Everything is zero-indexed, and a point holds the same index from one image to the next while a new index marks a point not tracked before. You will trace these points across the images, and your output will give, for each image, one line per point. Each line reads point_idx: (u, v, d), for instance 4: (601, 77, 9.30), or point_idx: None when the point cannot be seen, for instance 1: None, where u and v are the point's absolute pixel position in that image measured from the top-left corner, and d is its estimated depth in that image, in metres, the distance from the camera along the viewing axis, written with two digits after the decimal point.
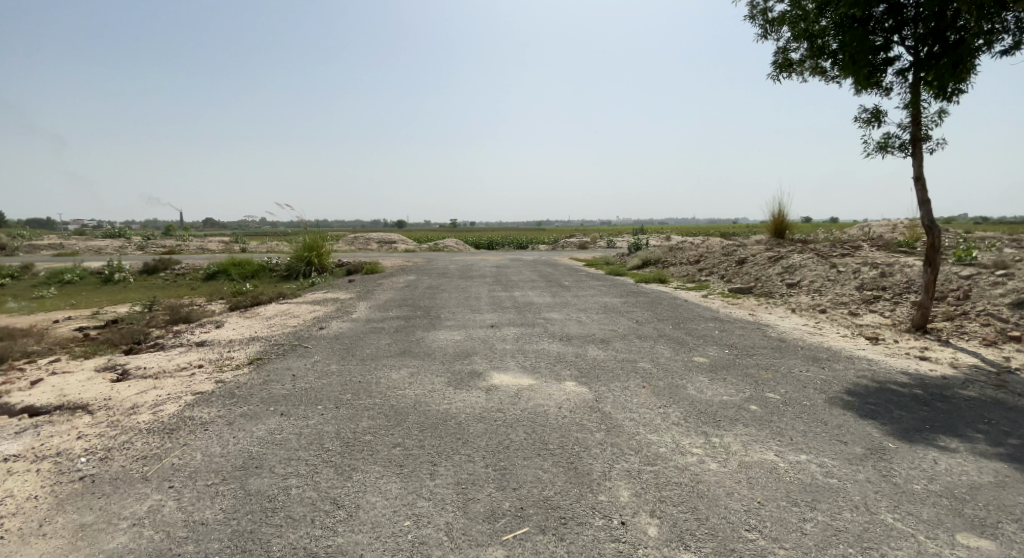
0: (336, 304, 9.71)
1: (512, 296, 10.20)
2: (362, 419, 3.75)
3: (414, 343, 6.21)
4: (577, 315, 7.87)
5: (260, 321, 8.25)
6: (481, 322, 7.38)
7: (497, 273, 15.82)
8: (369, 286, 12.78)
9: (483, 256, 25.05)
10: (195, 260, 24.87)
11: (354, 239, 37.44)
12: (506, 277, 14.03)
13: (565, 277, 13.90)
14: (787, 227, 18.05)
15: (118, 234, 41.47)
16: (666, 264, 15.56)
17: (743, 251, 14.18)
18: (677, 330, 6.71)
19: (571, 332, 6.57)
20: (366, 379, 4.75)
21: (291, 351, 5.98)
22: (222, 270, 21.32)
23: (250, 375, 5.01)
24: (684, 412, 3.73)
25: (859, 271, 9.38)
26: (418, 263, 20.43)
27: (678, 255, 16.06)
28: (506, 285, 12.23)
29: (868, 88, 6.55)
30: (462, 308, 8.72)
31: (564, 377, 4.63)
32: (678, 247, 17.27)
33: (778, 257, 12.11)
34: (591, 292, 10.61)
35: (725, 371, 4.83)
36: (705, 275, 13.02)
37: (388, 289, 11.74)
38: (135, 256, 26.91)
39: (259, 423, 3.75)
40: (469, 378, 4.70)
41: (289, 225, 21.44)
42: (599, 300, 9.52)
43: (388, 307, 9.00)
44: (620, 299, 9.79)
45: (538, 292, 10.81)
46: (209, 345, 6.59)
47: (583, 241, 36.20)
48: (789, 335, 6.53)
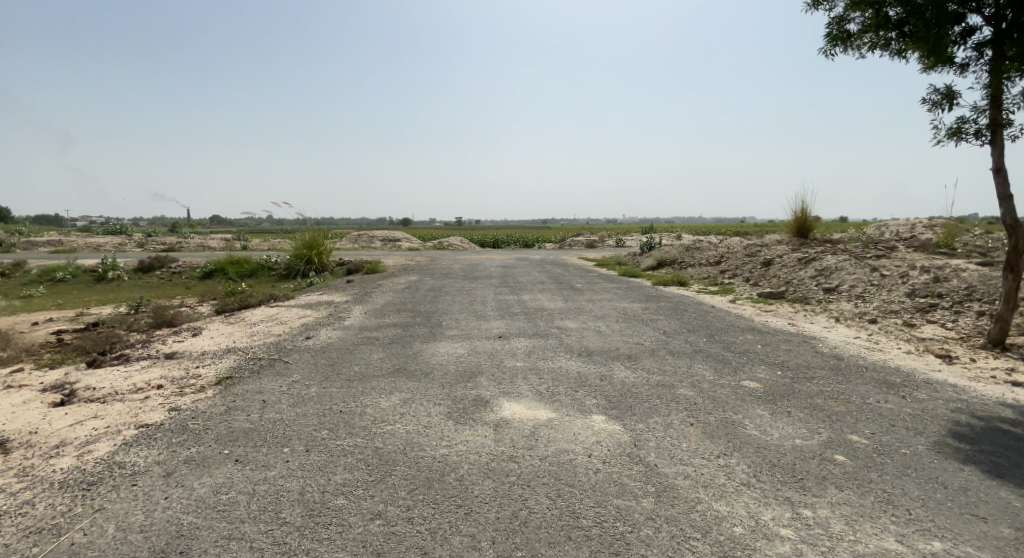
0: (330, 309, 8.89)
1: (522, 300, 9.30)
2: (335, 471, 2.90)
3: (411, 359, 5.36)
4: (595, 324, 6.99)
5: (242, 328, 7.43)
6: (488, 333, 6.51)
7: (504, 273, 14.94)
8: (367, 288, 11.94)
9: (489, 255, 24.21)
10: (193, 258, 24.16)
11: (357, 237, 36.64)
12: (513, 279, 13.16)
13: (577, 279, 13.01)
14: (810, 226, 17.09)
15: (119, 231, 40.94)
16: (684, 265, 14.63)
17: (768, 252, 13.24)
18: (714, 345, 5.82)
19: (592, 346, 5.70)
20: (349, 408, 3.92)
21: (266, 368, 5.15)
22: (218, 268, 20.57)
23: (212, 400, 4.18)
24: (754, 467, 2.86)
25: (908, 276, 8.43)
26: (422, 263, 19.62)
27: (696, 256, 15.12)
28: (514, 287, 11.34)
29: (937, 66, 5.66)
30: (466, 314, 7.87)
31: (590, 409, 3.77)
32: (695, 247, 16.31)
33: (810, 259, 11.15)
34: (607, 297, 9.71)
35: (786, 401, 3.95)
36: (728, 278, 12.10)
37: (387, 291, 10.90)
38: (133, 254, 26.25)
39: (204, 475, 2.93)
40: (473, 409, 3.85)
41: (288, 222, 20.66)
42: (617, 306, 8.62)
43: (385, 312, 8.16)
44: (641, 304, 8.89)
45: (549, 296, 9.92)
46: (177, 358, 5.77)
47: (592, 240, 35.24)
48: (845, 351, 5.63)
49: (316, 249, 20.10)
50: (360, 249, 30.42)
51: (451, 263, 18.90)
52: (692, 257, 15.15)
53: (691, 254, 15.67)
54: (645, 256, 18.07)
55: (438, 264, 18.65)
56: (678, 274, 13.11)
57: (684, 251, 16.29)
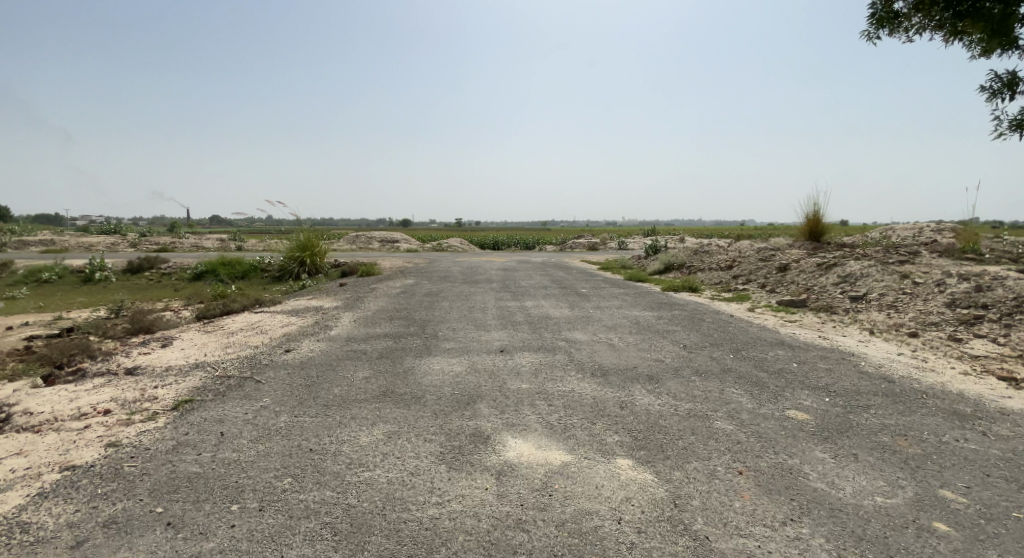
0: (317, 315, 8.22)
1: (525, 308, 8.62)
2: (293, 544, 2.23)
3: (401, 378, 4.71)
4: (607, 336, 6.33)
5: (218, 337, 6.76)
6: (489, 346, 5.85)
7: (505, 277, 14.29)
8: (360, 292, 11.27)
9: (489, 257, 23.61)
10: (184, 258, 23.48)
11: (355, 237, 35.97)
12: (515, 283, 12.50)
13: (582, 284, 12.35)
14: (823, 229, 16.53)
15: (114, 230, 40.27)
16: (693, 268, 13.98)
17: (783, 256, 12.59)
18: (743, 362, 5.16)
19: (607, 364, 5.04)
20: (322, 446, 3.25)
21: (234, 388, 4.49)
22: (209, 269, 19.91)
23: (160, 433, 3.51)
24: (837, 545, 2.20)
25: (944, 284, 7.77)
26: (420, 265, 18.98)
27: (706, 259, 14.46)
28: (516, 292, 10.66)
29: (999, 50, 5.04)
30: (465, 323, 7.20)
31: (613, 449, 3.12)
32: (704, 250, 15.65)
33: (830, 264, 10.49)
34: (616, 304, 9.05)
35: (847, 439, 3.30)
36: (742, 283, 11.44)
37: (380, 296, 10.22)
38: (124, 254, 25.59)
39: (123, 547, 2.25)
40: (472, 447, 3.19)
41: (281, 222, 20.01)
42: (629, 314, 7.96)
43: (376, 320, 7.50)
44: (654, 312, 8.22)
45: (554, 302, 9.26)
46: (137, 374, 5.11)
47: (594, 242, 34.57)
48: (893, 372, 4.97)
49: (310, 250, 19.45)
50: (357, 250, 29.76)
51: (449, 266, 18.24)
52: (701, 261, 14.49)
53: (700, 257, 15.01)
54: (651, 260, 17.40)
55: (436, 266, 17.99)
56: (689, 278, 12.44)
57: (692, 255, 15.64)
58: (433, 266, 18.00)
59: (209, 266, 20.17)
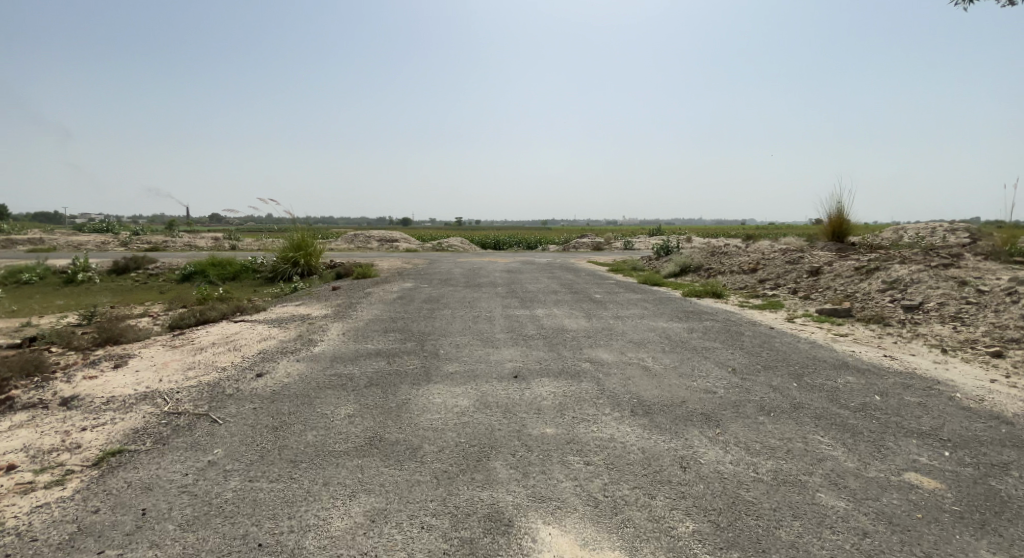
0: (302, 327, 7.26)
1: (536, 318, 7.65)
2: None
3: (393, 416, 3.76)
4: (638, 356, 5.38)
5: (183, 355, 5.81)
6: (500, 369, 4.89)
7: (510, 279, 13.35)
8: (353, 297, 10.33)
9: (491, 257, 22.68)
10: (173, 258, 22.52)
11: (352, 236, 34.99)
12: (521, 287, 11.55)
13: (595, 288, 11.41)
14: (845, 229, 15.64)
15: (106, 229, 39.25)
16: (712, 271, 13.04)
17: (811, 258, 11.65)
18: (814, 394, 4.21)
19: (647, 396, 4.09)
20: (277, 539, 2.30)
21: (180, 433, 3.54)
22: (198, 269, 18.95)
23: (60, 512, 2.57)
24: None
25: (1016, 293, 6.82)
26: (419, 266, 18.05)
27: (725, 262, 13.49)
28: (524, 298, 9.69)
29: None
30: (470, 338, 6.25)
31: (693, 550, 2.17)
32: (722, 252, 14.68)
33: (871, 267, 9.51)
34: (637, 313, 8.11)
35: (1014, 530, 2.36)
36: (771, 288, 10.49)
37: (374, 303, 9.27)
38: (112, 253, 24.65)
39: None
40: (488, 544, 2.23)
41: (274, 221, 19.05)
42: (656, 327, 7.00)
43: (368, 333, 6.55)
44: (682, 324, 7.27)
45: (568, 311, 8.32)
46: (68, 408, 4.16)
47: (599, 242, 33.59)
48: (1000, 407, 4.04)
49: (304, 250, 18.53)
50: (354, 250, 28.81)
51: (450, 266, 17.31)
52: (720, 263, 13.53)
53: (718, 259, 14.04)
54: (663, 261, 16.44)
55: (436, 268, 17.01)
56: (711, 283, 11.48)
57: (709, 256, 14.68)
58: (433, 267, 17.03)
59: (198, 266, 19.21)
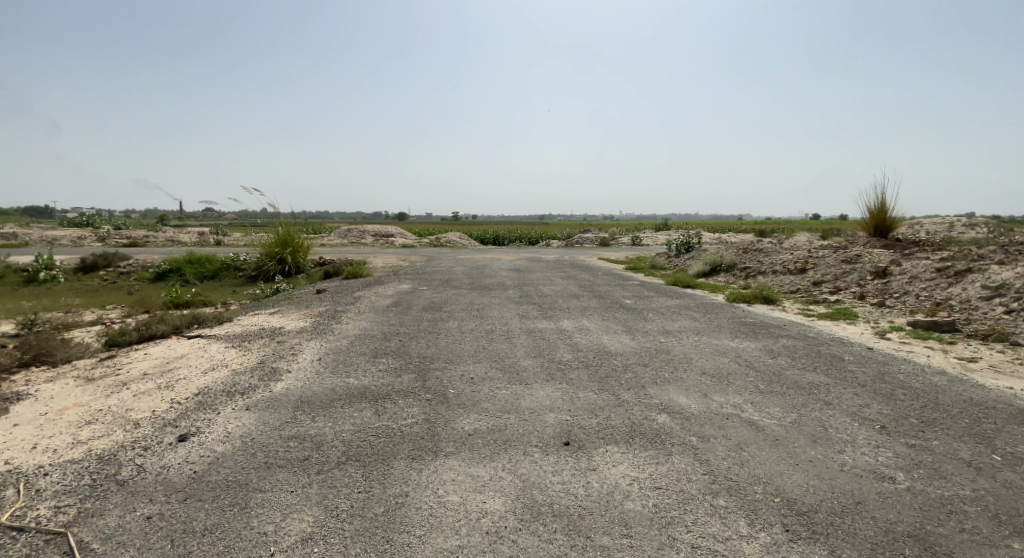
0: (269, 347, 5.64)
1: (566, 335, 6.06)
2: None
3: (380, 544, 2.16)
4: (730, 402, 3.81)
5: (93, 396, 4.17)
6: (540, 426, 3.31)
7: (520, 281, 11.80)
8: (339, 303, 8.73)
9: (495, 254, 21.06)
10: (148, 254, 20.72)
11: (346, 231, 33.33)
12: (536, 290, 10.01)
13: (621, 292, 9.85)
14: (888, 224, 14.17)
15: (84, 223, 37.16)
16: (750, 271, 11.52)
17: (869, 257, 10.13)
18: None
19: (796, 499, 2.52)
20: None
21: None
22: (172, 267, 17.26)
23: None
24: None
25: None
26: (416, 264, 16.49)
27: (764, 260, 11.92)
28: (543, 306, 8.09)
29: None
30: (488, 367, 4.66)
31: None
32: (756, 249, 13.10)
33: (958, 269, 7.97)
34: (690, 327, 6.54)
35: None
36: (830, 293, 8.96)
37: (364, 312, 7.67)
38: (86, 249, 22.90)
39: None
40: None
41: (256, 213, 17.34)
42: (724, 350, 5.43)
43: (352, 359, 4.94)
44: (755, 344, 5.69)
45: (603, 323, 6.75)
46: None
47: (605, 238, 31.94)
48: None
49: (290, 247, 16.93)
50: (346, 245, 27.07)
51: (451, 265, 15.75)
52: (758, 262, 11.96)
53: (754, 257, 12.47)
54: (687, 260, 14.87)
55: (435, 266, 15.36)
56: (760, 286, 9.88)
57: (742, 254, 13.10)
58: (431, 266, 15.39)
59: (173, 264, 17.50)
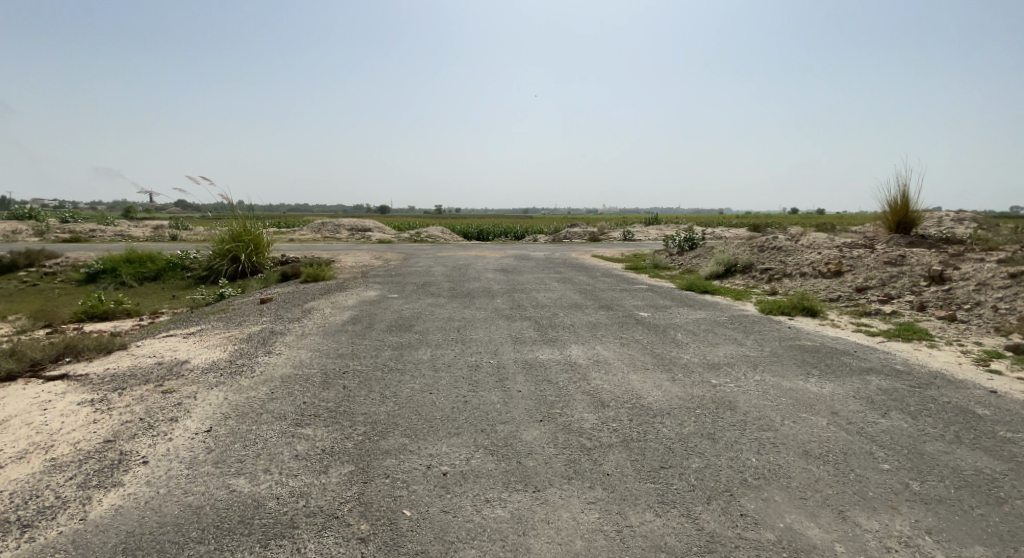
0: (148, 401, 3.87)
1: (579, 373, 4.38)
2: None
3: None
4: (895, 540, 2.17)
5: None
6: None
7: (510, 285, 10.11)
8: (283, 319, 6.93)
9: (481, 251, 19.25)
10: (89, 251, 18.49)
11: (319, 225, 31.20)
12: (530, 299, 8.33)
13: (630, 300, 8.23)
14: (916, 219, 12.75)
15: (31, 216, 34.18)
16: (774, 273, 9.98)
17: (918, 258, 8.64)
18: None
19: None
20: None
21: None
22: (110, 269, 15.22)
23: None
24: None
25: None
26: (391, 263, 14.65)
27: (787, 260, 10.40)
28: (540, 324, 6.42)
29: None
30: (472, 448, 2.97)
31: None
32: (775, 247, 11.58)
33: None
34: (739, 358, 4.91)
35: None
36: (884, 302, 7.43)
37: (309, 335, 5.89)
38: (24, 246, 20.60)
39: None
40: None
41: (206, 206, 15.29)
42: (808, 402, 3.80)
43: (260, 433, 3.19)
44: (842, 389, 4.10)
45: (624, 351, 5.10)
46: None
47: (595, 233, 30.30)
48: None
49: (245, 244, 15.05)
50: (316, 241, 24.99)
51: (429, 264, 13.95)
52: (780, 263, 10.44)
53: (774, 256, 10.95)
54: (693, 258, 13.33)
55: (411, 266, 13.54)
56: (799, 292, 8.30)
57: (758, 253, 11.58)
58: (406, 266, 13.58)
59: (111, 264, 15.37)
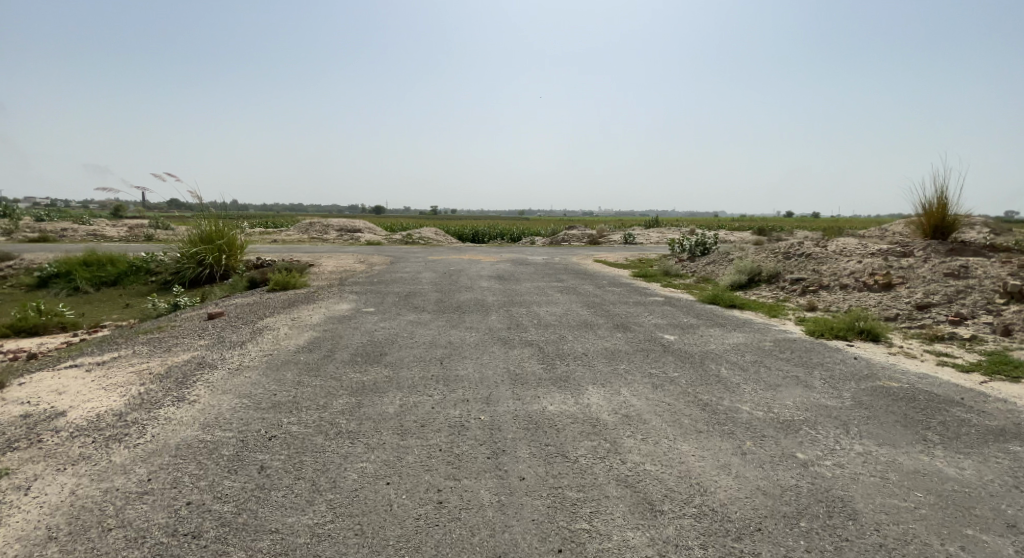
0: None
1: (606, 440, 3.07)
2: None
3: None
4: None
5: None
6: None
7: (507, 297, 8.80)
8: (225, 343, 5.58)
9: (476, 254, 17.91)
10: (48, 252, 17.02)
11: (307, 225, 29.74)
12: (532, 316, 7.01)
13: (649, 318, 6.94)
14: (956, 224, 11.51)
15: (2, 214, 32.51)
16: (808, 283, 8.72)
17: (984, 268, 7.39)
18: None
19: None
20: None
21: None
22: (66, 273, 13.82)
23: None
24: None
25: None
26: (375, 267, 13.29)
27: (822, 268, 9.13)
28: (545, 352, 5.10)
29: None
30: None
31: None
32: (804, 253, 10.33)
33: None
34: (819, 411, 3.62)
35: None
36: (957, 322, 6.17)
37: (246, 370, 4.54)
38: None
39: None
40: None
41: (173, 204, 13.89)
42: (960, 503, 2.50)
43: None
44: (991, 474, 2.81)
45: (660, 398, 3.79)
46: None
47: (595, 235, 29.04)
48: None
49: (215, 246, 13.64)
50: (301, 242, 23.58)
51: (417, 270, 12.59)
52: (813, 271, 9.19)
53: (805, 264, 9.68)
54: (709, 266, 12.07)
55: (396, 272, 12.19)
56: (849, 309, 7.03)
57: (785, 260, 10.32)
58: (392, 271, 12.23)
59: (65, 267, 13.93)
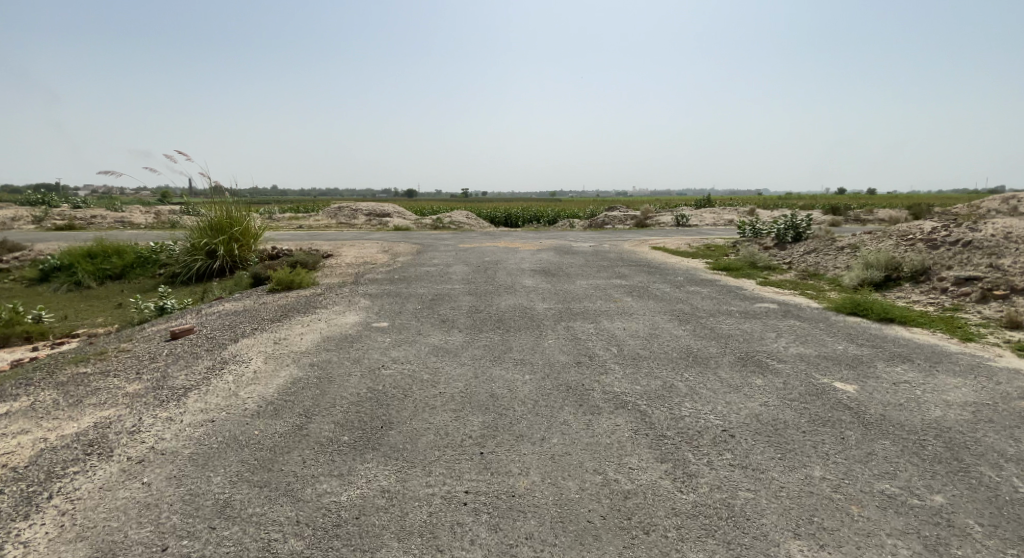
0: None
1: None
2: None
3: None
4: None
5: None
6: None
7: (564, 303, 6.67)
8: (160, 389, 3.73)
9: (515, 241, 15.76)
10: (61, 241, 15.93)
11: (335, 210, 28.26)
12: (608, 339, 4.88)
13: (785, 345, 4.69)
14: None
15: (38, 200, 32.28)
16: (988, 286, 6.24)
17: None
18: None
19: None
20: None
21: None
22: (69, 267, 12.53)
23: None
24: None
25: None
26: (400, 259, 11.39)
27: (1001, 264, 6.60)
28: (658, 427, 2.99)
29: None
30: None
31: None
32: (957, 241, 7.74)
33: None
34: None
35: None
36: None
37: (152, 466, 2.63)
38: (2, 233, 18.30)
39: None
40: None
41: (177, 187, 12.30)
42: None
43: None
44: None
45: None
46: None
47: (642, 216, 26.32)
48: None
49: (224, 235, 12.00)
50: (327, 228, 22.03)
51: (448, 262, 10.60)
52: (987, 267, 6.66)
53: (968, 257, 7.15)
54: (814, 257, 9.56)
55: (424, 265, 10.24)
56: None
57: (931, 252, 7.76)
58: (418, 264, 10.29)
59: (67, 259, 12.61)
